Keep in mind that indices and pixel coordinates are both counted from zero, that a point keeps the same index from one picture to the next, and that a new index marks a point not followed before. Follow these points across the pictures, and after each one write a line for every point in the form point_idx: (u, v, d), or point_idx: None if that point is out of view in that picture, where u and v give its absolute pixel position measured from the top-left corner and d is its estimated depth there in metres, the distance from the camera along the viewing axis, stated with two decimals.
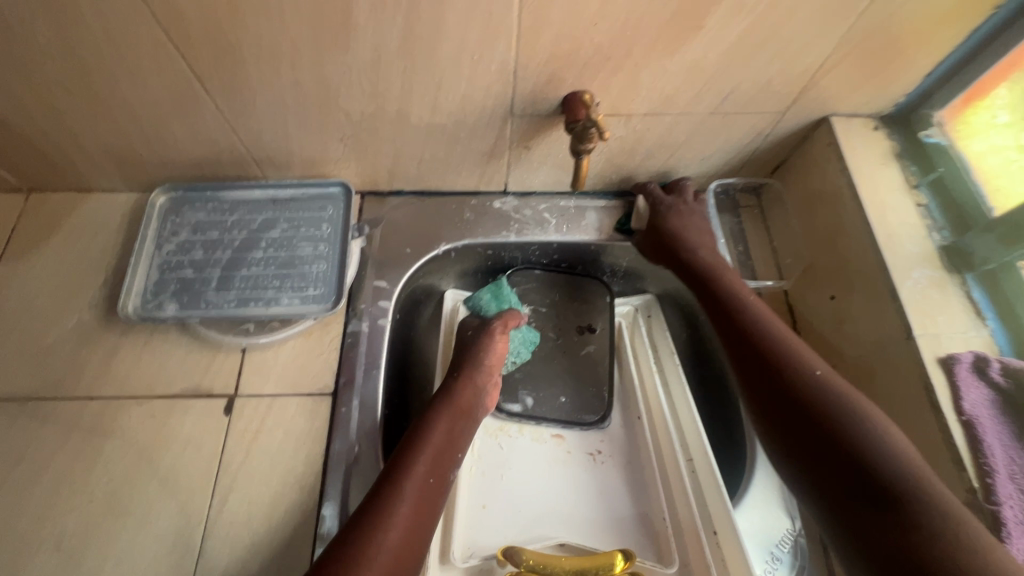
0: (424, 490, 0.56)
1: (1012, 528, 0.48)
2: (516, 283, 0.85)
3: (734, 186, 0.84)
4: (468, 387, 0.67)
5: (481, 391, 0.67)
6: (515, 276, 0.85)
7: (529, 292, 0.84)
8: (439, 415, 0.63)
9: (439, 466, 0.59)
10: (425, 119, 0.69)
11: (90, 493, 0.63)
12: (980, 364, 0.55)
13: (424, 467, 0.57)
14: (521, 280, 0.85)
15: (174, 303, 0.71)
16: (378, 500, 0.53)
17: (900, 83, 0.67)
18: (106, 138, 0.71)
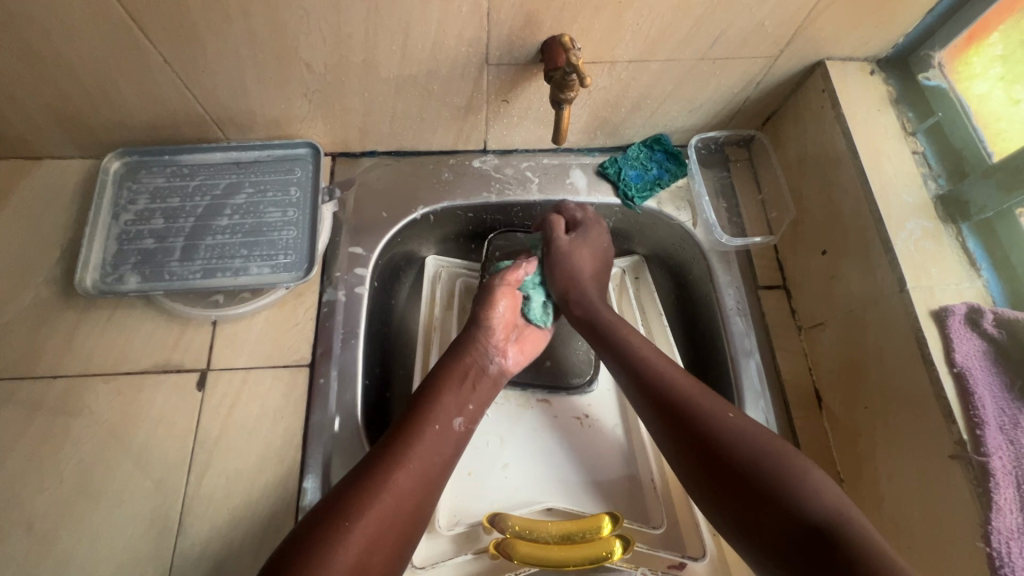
0: (419, 471, 0.53)
1: (1000, 477, 0.48)
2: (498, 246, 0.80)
3: (725, 139, 0.80)
4: (475, 349, 0.64)
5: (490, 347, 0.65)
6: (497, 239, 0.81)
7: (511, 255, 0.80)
8: (447, 387, 0.60)
9: (439, 448, 0.56)
10: (395, 70, 0.64)
11: (60, 474, 0.61)
12: (973, 315, 0.54)
13: (423, 449, 0.55)
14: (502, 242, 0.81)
15: (136, 275, 0.67)
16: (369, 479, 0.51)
17: (899, 23, 0.63)
18: (47, 98, 0.65)
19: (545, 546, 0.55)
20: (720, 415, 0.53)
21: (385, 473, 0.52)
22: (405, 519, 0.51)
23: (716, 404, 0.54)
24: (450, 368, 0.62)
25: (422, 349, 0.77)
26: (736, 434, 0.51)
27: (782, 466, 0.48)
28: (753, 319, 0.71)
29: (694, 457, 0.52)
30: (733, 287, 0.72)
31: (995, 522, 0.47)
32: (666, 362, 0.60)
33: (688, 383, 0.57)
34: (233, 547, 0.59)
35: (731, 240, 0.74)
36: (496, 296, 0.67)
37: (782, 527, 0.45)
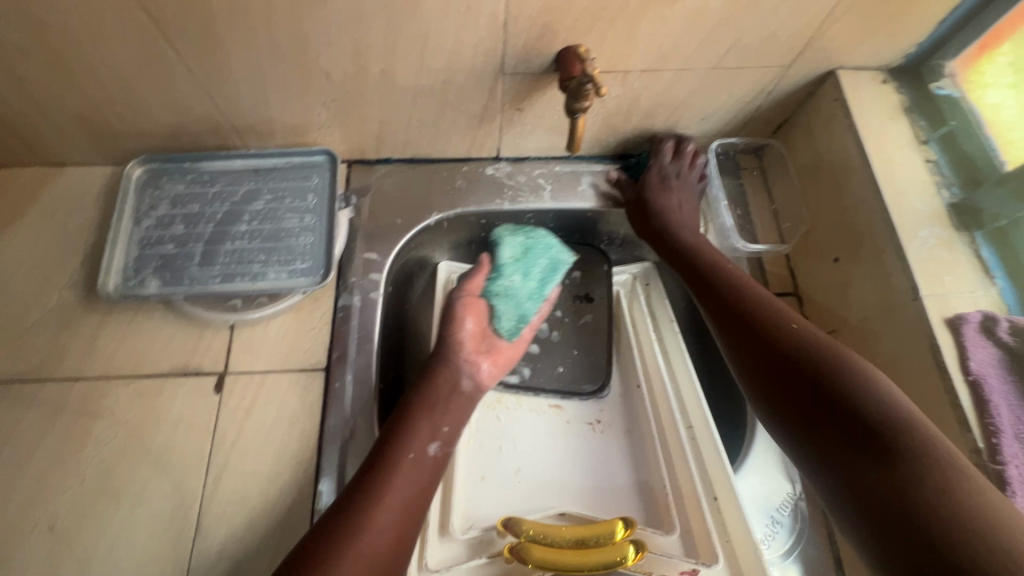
0: (393, 511, 0.51)
1: (1018, 487, 0.48)
2: None
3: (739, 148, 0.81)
4: (449, 367, 0.64)
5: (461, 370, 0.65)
6: None
7: None
8: (417, 416, 0.59)
9: (413, 481, 0.54)
10: (412, 79, 0.65)
11: (82, 473, 0.62)
12: (988, 323, 0.54)
13: (396, 487, 0.52)
14: None
15: (156, 280, 0.68)
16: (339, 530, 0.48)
17: (911, 33, 0.64)
18: (73, 107, 0.67)
19: (559, 550, 0.54)
20: (789, 330, 0.56)
21: (355, 521, 0.49)
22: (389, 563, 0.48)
23: (787, 319, 0.57)
24: (418, 397, 0.61)
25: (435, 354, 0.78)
26: (807, 341, 0.54)
27: (845, 365, 0.50)
28: None
29: (759, 363, 0.55)
30: None
31: None
32: (739, 275, 0.64)
33: (766, 300, 0.60)
34: (250, 548, 0.60)
35: (744, 246, 0.74)
36: (457, 310, 0.68)
37: (840, 429, 0.47)
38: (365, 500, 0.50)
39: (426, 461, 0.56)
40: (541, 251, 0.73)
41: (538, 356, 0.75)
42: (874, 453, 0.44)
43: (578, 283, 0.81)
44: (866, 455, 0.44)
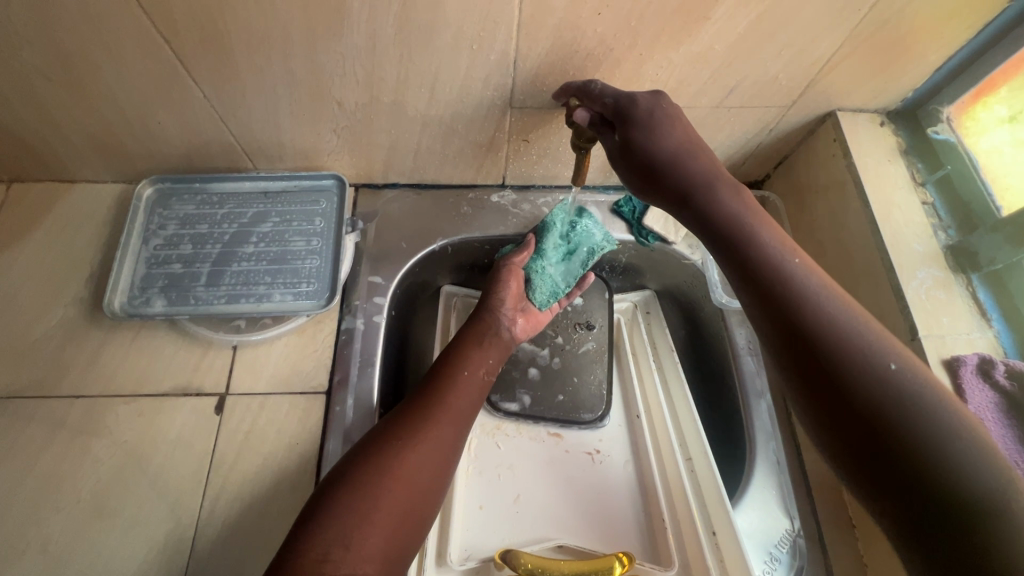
0: (409, 483, 0.50)
1: None
2: None
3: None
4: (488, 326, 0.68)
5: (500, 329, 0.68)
6: None
7: None
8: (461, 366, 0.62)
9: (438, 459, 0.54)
10: (422, 110, 0.67)
11: (77, 493, 0.62)
12: (985, 366, 0.54)
13: (416, 455, 0.52)
14: None
15: (162, 299, 0.69)
16: (358, 489, 0.48)
17: (908, 78, 0.66)
18: (88, 128, 0.68)
19: None
20: (844, 341, 0.45)
21: (376, 484, 0.49)
22: (405, 533, 0.48)
23: (848, 326, 0.46)
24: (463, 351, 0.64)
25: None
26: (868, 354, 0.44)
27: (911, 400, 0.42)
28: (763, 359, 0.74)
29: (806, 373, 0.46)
30: (744, 326, 0.75)
31: None
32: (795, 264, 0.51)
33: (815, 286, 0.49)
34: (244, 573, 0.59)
35: (730, 301, 0.76)
36: (501, 280, 0.71)
37: (888, 478, 0.41)
38: (384, 466, 0.50)
39: (448, 439, 0.55)
40: (584, 239, 0.76)
41: (539, 384, 0.76)
42: (938, 528, 0.38)
43: (579, 311, 0.82)
44: (922, 531, 0.39)
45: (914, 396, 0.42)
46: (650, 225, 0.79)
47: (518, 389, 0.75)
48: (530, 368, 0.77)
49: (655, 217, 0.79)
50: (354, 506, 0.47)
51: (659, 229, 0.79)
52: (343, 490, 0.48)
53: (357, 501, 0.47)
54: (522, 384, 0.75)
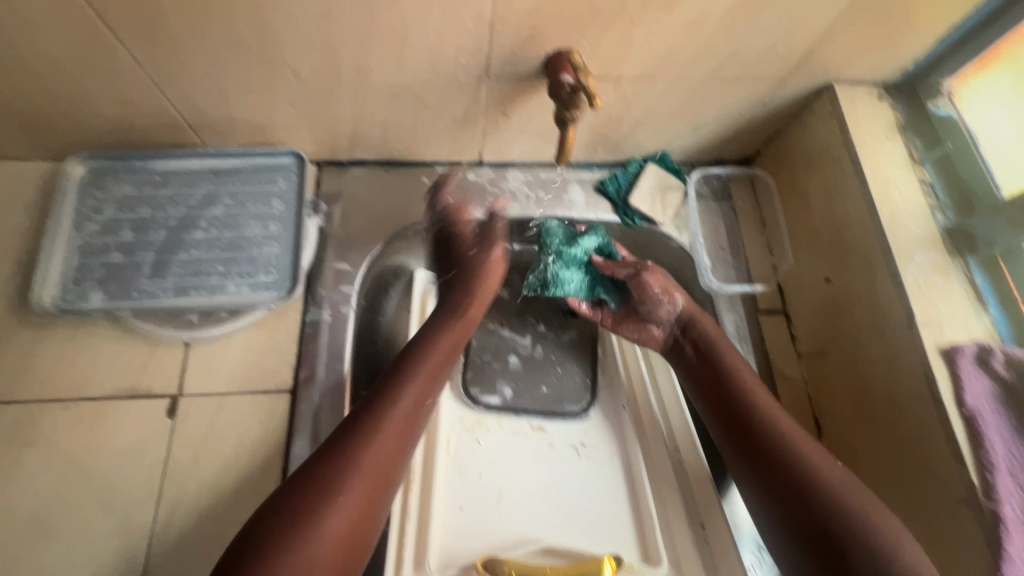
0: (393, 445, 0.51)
1: (1011, 526, 0.46)
2: None
3: (729, 173, 0.80)
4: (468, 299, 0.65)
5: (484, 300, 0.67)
6: None
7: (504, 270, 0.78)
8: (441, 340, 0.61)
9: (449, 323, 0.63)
10: (389, 79, 0.60)
11: (12, 510, 0.56)
12: (983, 354, 0.52)
13: (383, 440, 0.51)
14: None
15: (100, 292, 0.61)
16: (331, 471, 0.48)
17: (910, 49, 0.62)
18: (0, 97, 0.59)
19: None
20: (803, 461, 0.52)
21: (350, 471, 0.48)
22: (377, 495, 0.49)
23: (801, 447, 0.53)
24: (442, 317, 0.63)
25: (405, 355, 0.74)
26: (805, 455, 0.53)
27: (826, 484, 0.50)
28: (754, 347, 0.71)
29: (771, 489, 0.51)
30: (732, 313, 0.72)
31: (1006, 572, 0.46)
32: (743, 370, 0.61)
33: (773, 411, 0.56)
34: None
35: (720, 286, 0.73)
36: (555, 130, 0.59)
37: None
38: (348, 451, 0.49)
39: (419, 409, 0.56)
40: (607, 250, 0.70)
41: (520, 375, 0.72)
42: None
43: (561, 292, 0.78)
44: None
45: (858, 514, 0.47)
46: (637, 205, 0.76)
47: (500, 382, 0.71)
48: (510, 357, 0.73)
49: (642, 197, 0.76)
50: (336, 489, 0.47)
51: (644, 209, 0.76)
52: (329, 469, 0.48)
53: (322, 491, 0.46)
54: (504, 377, 0.72)
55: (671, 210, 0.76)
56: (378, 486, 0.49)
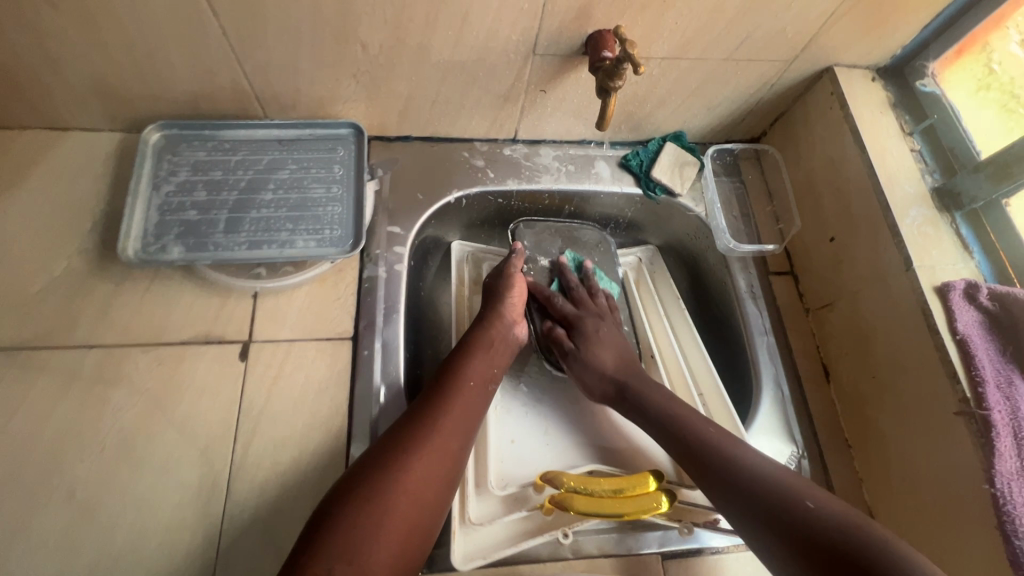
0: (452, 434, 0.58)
1: (999, 428, 0.54)
2: (522, 232, 0.84)
3: (738, 149, 0.88)
4: (501, 319, 0.70)
5: (516, 323, 0.72)
6: (521, 227, 0.84)
7: (540, 238, 0.84)
8: (474, 357, 0.65)
9: (491, 353, 0.67)
10: (446, 55, 0.67)
11: (100, 442, 0.60)
12: (971, 290, 0.61)
13: (430, 456, 0.56)
14: (524, 229, 0.84)
15: (179, 246, 0.66)
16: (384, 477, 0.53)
17: (898, 35, 0.71)
18: (91, 66, 0.65)
19: (598, 500, 0.57)
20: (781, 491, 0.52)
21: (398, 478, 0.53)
22: (428, 503, 0.53)
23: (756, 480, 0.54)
24: (479, 336, 0.68)
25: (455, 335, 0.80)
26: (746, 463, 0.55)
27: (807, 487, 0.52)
28: (765, 302, 0.79)
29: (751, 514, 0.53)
30: (745, 272, 0.80)
31: (997, 466, 0.53)
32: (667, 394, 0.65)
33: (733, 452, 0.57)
34: (284, 510, 0.60)
35: (738, 247, 0.80)
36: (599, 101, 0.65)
37: None
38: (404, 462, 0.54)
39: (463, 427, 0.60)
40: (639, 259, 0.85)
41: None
42: None
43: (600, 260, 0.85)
44: None
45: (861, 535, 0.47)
46: (659, 176, 0.83)
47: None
48: None
49: (662, 169, 0.83)
50: (388, 495, 0.52)
51: (665, 180, 0.83)
52: (371, 484, 0.52)
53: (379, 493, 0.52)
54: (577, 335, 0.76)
55: (688, 181, 0.84)
56: (428, 493, 0.54)
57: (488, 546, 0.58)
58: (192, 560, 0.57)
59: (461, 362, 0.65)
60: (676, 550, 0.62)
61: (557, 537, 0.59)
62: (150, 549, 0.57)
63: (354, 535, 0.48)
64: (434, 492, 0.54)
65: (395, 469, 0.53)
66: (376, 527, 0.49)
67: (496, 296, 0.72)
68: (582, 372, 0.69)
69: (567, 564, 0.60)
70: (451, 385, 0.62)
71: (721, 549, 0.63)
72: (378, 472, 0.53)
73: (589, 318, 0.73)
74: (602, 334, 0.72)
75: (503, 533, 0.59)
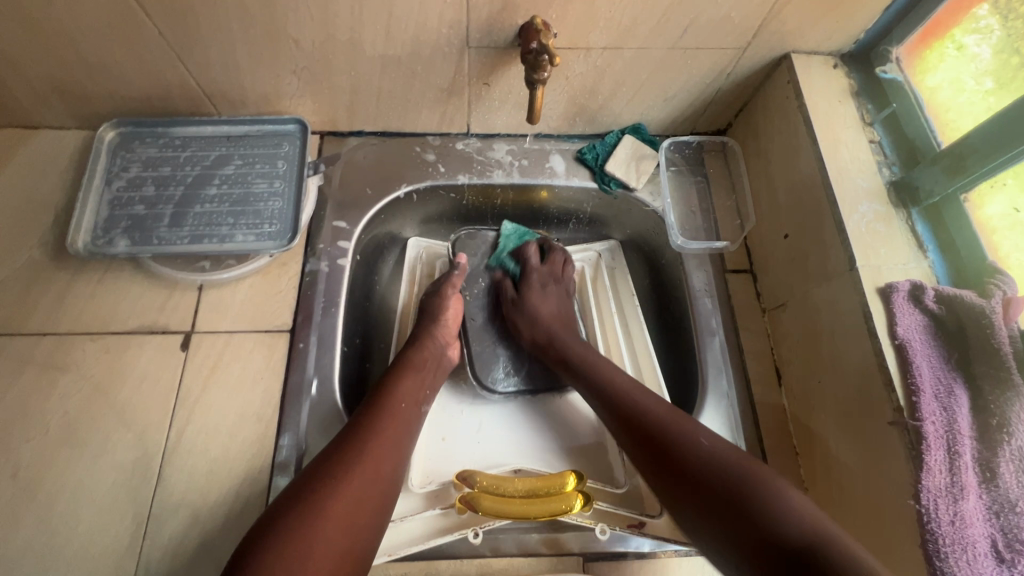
0: (387, 446, 0.58)
1: (931, 441, 0.50)
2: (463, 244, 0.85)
3: (701, 141, 0.84)
4: (431, 340, 0.71)
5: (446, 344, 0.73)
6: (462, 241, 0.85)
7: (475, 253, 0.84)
8: (406, 373, 0.66)
9: (423, 373, 0.68)
10: (379, 49, 0.67)
11: (45, 424, 0.64)
12: (916, 292, 0.56)
13: (365, 467, 0.56)
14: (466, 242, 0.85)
15: (125, 239, 0.69)
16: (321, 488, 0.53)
17: (859, 18, 0.67)
18: (45, 67, 0.68)
19: (507, 500, 0.57)
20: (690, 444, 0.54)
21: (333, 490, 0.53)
22: (364, 514, 0.54)
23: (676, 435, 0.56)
24: (410, 355, 0.69)
25: (399, 341, 0.80)
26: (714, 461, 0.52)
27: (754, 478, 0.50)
28: (719, 300, 0.75)
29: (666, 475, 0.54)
30: (701, 269, 0.77)
31: (925, 481, 0.50)
32: (635, 388, 0.62)
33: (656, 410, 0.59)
34: (210, 495, 0.62)
35: (685, 243, 0.78)
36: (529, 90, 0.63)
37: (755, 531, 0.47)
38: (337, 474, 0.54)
39: (398, 442, 0.60)
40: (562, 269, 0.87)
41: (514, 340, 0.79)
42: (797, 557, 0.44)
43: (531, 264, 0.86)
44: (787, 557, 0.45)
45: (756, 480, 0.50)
46: (612, 170, 0.80)
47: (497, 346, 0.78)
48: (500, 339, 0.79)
49: (616, 163, 0.81)
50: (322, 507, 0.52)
51: (620, 174, 0.80)
52: (301, 507, 0.51)
53: (312, 508, 0.51)
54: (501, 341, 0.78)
55: (643, 175, 0.81)
56: (364, 503, 0.54)
57: (402, 541, 0.59)
58: (119, 539, 0.59)
59: (394, 381, 0.65)
60: (599, 551, 0.61)
61: (467, 536, 0.59)
62: (82, 527, 0.60)
63: (286, 559, 0.48)
64: (368, 510, 0.54)
65: (326, 490, 0.53)
66: (308, 546, 0.49)
67: (430, 317, 0.74)
68: (522, 322, 0.75)
69: (484, 561, 0.60)
70: (381, 405, 0.62)
71: (646, 552, 0.62)
72: (310, 497, 0.52)
73: (545, 275, 0.80)
74: (548, 287, 0.79)
75: (418, 529, 0.60)
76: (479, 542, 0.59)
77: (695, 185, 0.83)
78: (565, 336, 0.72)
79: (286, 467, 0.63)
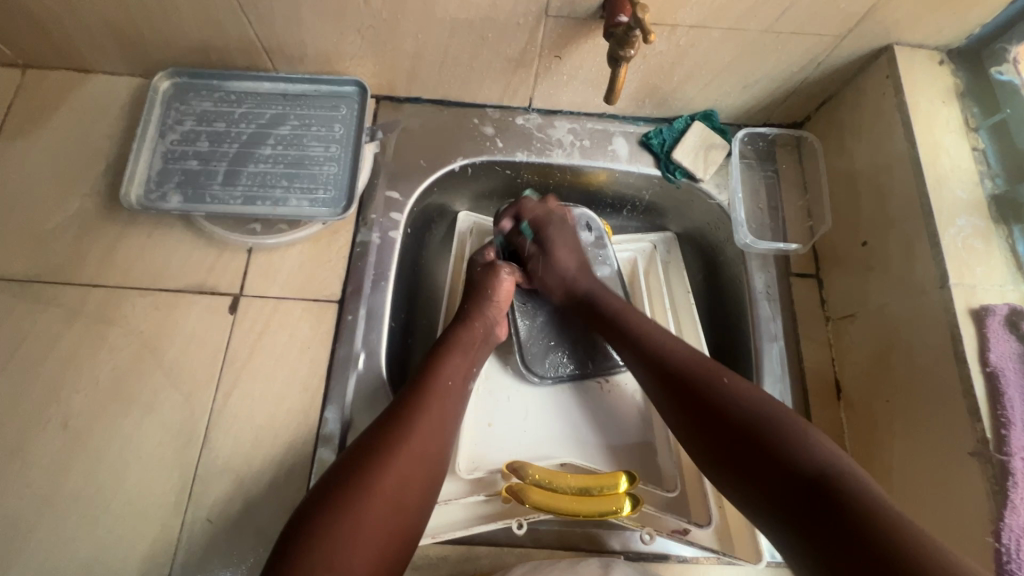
0: (436, 422, 0.56)
1: (1018, 477, 0.48)
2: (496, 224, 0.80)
3: (775, 134, 0.79)
4: (482, 318, 0.68)
5: (493, 323, 0.69)
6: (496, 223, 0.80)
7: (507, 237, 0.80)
8: (453, 351, 0.63)
9: (470, 351, 0.65)
10: (452, 13, 0.63)
11: (95, 377, 0.64)
12: (1013, 317, 0.53)
13: (416, 441, 0.53)
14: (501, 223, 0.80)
15: (178, 195, 0.68)
16: (369, 460, 0.51)
17: (979, 11, 0.61)
18: (103, 9, 0.65)
19: (557, 495, 0.56)
20: (723, 392, 0.52)
21: (386, 463, 0.50)
22: (415, 490, 0.51)
23: (725, 388, 0.52)
24: (457, 333, 0.66)
25: (445, 318, 0.78)
26: (739, 407, 0.50)
27: (789, 429, 0.48)
28: (781, 304, 0.71)
29: (696, 427, 0.52)
30: (764, 271, 0.73)
31: (1007, 519, 0.48)
32: (681, 344, 0.59)
33: (686, 353, 0.58)
34: (256, 462, 0.61)
35: (754, 243, 0.73)
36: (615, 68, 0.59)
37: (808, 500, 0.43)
38: (388, 448, 0.52)
39: (446, 415, 0.57)
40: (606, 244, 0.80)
41: (567, 346, 0.75)
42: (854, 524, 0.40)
43: None
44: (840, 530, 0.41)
45: (794, 439, 0.47)
46: (679, 158, 0.76)
47: (549, 349, 0.74)
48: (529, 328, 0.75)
49: (684, 151, 0.76)
50: (374, 481, 0.49)
51: (687, 163, 0.76)
52: (353, 483, 0.49)
53: (364, 481, 0.49)
54: (553, 344, 0.75)
55: (712, 166, 0.76)
56: (416, 481, 0.51)
57: (444, 525, 0.58)
58: (166, 497, 0.60)
59: (440, 360, 0.61)
60: (641, 552, 0.60)
61: (510, 526, 0.57)
62: (130, 482, 0.60)
63: (335, 540, 0.45)
64: (415, 488, 0.51)
65: (374, 469, 0.50)
66: (357, 523, 0.46)
67: (478, 294, 0.70)
68: (547, 274, 0.74)
69: (526, 551, 0.60)
70: (427, 382, 0.58)
71: (688, 558, 0.60)
72: (359, 474, 0.49)
73: (555, 223, 0.75)
74: (564, 230, 0.75)
75: (460, 514, 0.59)
76: (521, 534, 0.57)
77: (764, 180, 0.78)
78: (603, 288, 0.70)
79: (331, 440, 0.62)
